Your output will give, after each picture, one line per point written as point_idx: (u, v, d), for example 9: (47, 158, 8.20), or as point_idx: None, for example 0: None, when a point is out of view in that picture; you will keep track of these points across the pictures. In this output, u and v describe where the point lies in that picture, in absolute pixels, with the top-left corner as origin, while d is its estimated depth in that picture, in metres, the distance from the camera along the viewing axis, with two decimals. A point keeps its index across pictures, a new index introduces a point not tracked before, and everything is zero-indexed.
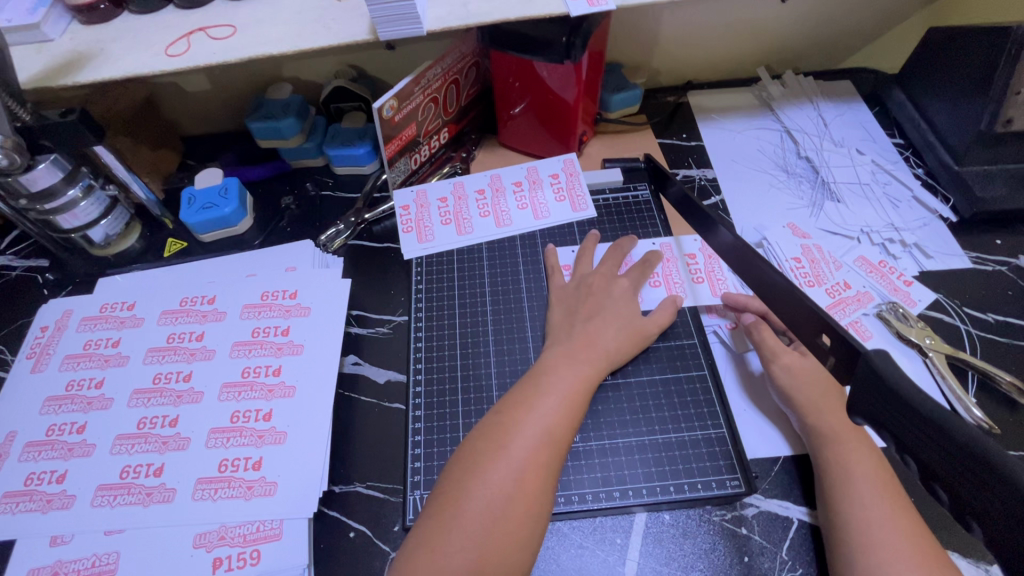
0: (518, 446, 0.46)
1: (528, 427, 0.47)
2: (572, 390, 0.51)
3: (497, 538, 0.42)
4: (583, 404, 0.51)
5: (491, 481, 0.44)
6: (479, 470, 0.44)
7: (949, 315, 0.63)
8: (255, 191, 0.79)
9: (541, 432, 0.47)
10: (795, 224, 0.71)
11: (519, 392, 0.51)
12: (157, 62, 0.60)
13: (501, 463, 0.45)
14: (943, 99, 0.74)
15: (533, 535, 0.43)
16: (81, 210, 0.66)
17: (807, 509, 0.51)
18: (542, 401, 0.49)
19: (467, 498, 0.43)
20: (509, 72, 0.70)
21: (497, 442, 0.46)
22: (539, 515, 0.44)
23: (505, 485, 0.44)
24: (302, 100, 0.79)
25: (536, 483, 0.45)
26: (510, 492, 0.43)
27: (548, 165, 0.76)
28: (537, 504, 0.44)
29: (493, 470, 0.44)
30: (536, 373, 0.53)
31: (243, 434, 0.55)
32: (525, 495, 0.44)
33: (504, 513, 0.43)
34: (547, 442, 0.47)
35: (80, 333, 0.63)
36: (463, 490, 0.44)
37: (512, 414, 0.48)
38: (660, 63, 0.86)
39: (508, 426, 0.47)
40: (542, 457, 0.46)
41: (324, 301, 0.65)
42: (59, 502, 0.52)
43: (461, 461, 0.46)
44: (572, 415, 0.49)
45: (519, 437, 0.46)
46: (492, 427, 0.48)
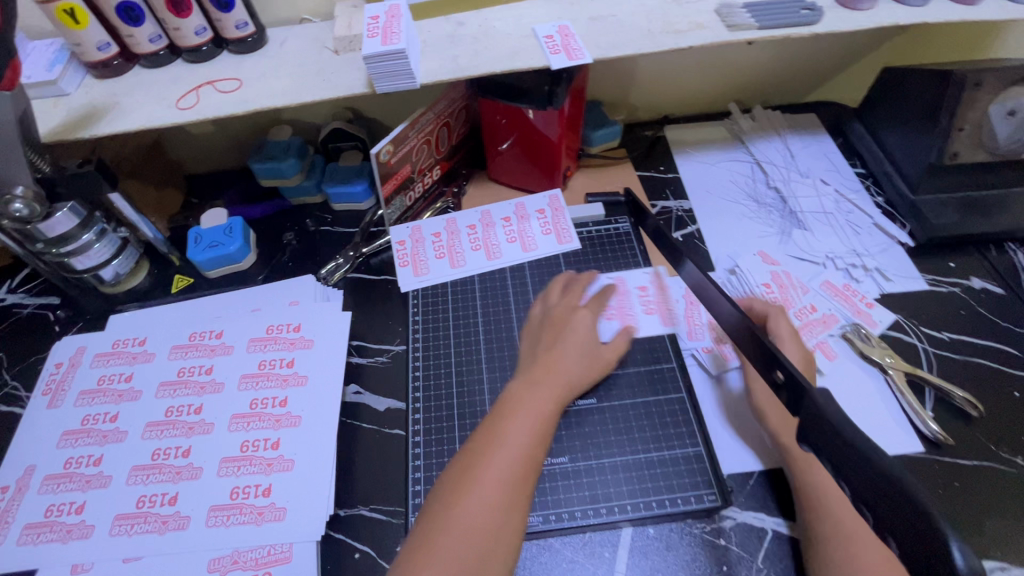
0: (502, 460, 0.49)
1: (502, 451, 0.49)
2: (549, 408, 0.55)
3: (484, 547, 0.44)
4: (549, 426, 0.54)
5: (479, 493, 0.47)
6: (466, 482, 0.47)
7: (908, 335, 0.68)
8: (257, 227, 0.84)
9: (523, 446, 0.50)
10: (765, 251, 0.76)
11: (501, 408, 0.54)
12: (168, 114, 0.64)
13: (487, 476, 0.48)
14: (898, 132, 0.80)
15: (510, 554, 0.45)
16: (94, 252, 0.70)
17: (780, 520, 0.55)
18: (513, 425, 0.52)
19: (457, 510, 0.46)
20: (497, 114, 0.76)
21: (482, 456, 0.49)
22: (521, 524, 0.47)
23: (482, 508, 0.46)
24: (301, 142, 0.84)
25: (519, 494, 0.48)
26: (495, 504, 0.46)
27: (535, 199, 0.81)
28: (521, 514, 0.47)
29: (480, 482, 0.47)
30: (517, 391, 0.56)
31: (253, 462, 0.59)
32: (509, 506, 0.47)
33: (489, 523, 0.46)
34: (528, 455, 0.50)
35: (94, 368, 0.67)
36: (451, 502, 0.46)
37: (486, 438, 0.51)
38: (637, 100, 0.92)
39: (492, 441, 0.50)
40: (523, 469, 0.49)
41: (326, 333, 0.69)
42: (79, 531, 0.55)
43: (448, 475, 0.49)
44: (540, 439, 0.52)
45: (502, 451, 0.49)
46: (477, 442, 0.51)
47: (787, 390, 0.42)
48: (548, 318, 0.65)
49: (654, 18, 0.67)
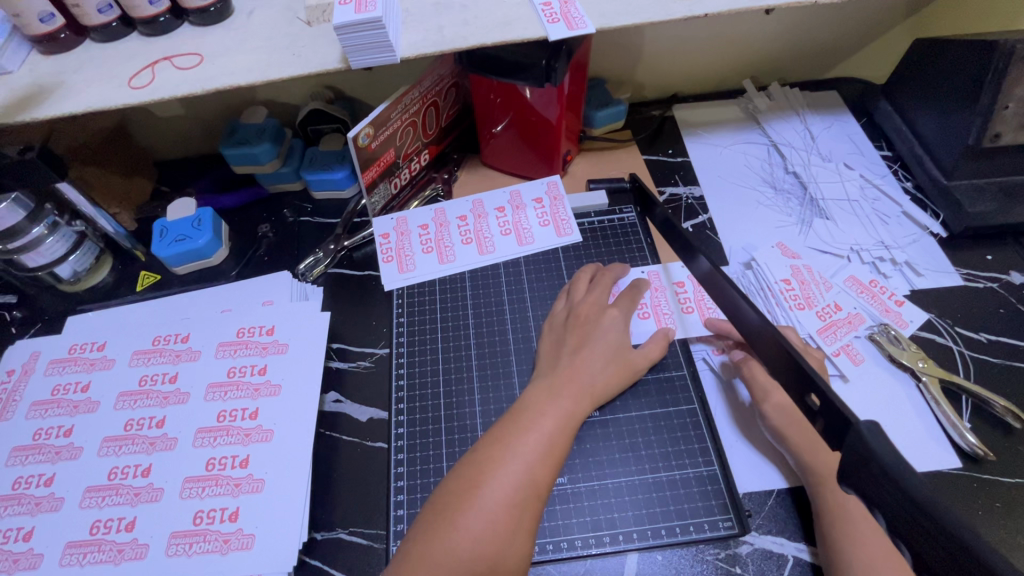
0: (493, 489, 0.44)
1: (506, 468, 0.45)
2: (552, 427, 0.49)
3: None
4: (565, 439, 0.49)
5: (463, 527, 0.42)
6: (450, 514, 0.43)
7: (942, 336, 0.62)
8: (231, 218, 0.77)
9: (518, 473, 0.45)
10: (784, 243, 0.69)
11: (500, 428, 0.49)
12: (119, 94, 0.57)
13: (473, 508, 0.43)
14: (930, 112, 0.73)
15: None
16: (46, 248, 0.64)
17: (803, 546, 0.49)
18: (521, 439, 0.47)
19: (437, 547, 0.41)
20: (489, 92, 0.68)
21: (470, 483, 0.44)
22: (512, 562, 0.42)
23: (477, 531, 0.42)
24: (277, 124, 0.77)
25: (510, 528, 0.43)
26: (481, 540, 0.42)
27: (532, 187, 0.75)
28: (512, 551, 0.42)
29: (465, 515, 0.42)
30: (519, 409, 0.51)
31: (219, 483, 0.53)
32: (497, 541, 0.42)
33: (485, 550, 0.41)
34: (523, 483, 0.45)
35: (48, 377, 0.61)
36: (433, 537, 0.42)
37: (490, 451, 0.46)
38: (643, 77, 0.85)
39: (484, 465, 0.45)
40: (515, 499, 0.44)
41: (303, 336, 0.63)
42: (26, 561, 0.50)
43: (434, 505, 0.44)
44: (552, 455, 0.47)
45: (494, 478, 0.44)
46: (468, 466, 0.46)
47: (825, 418, 0.37)
48: (573, 316, 0.59)
49: None
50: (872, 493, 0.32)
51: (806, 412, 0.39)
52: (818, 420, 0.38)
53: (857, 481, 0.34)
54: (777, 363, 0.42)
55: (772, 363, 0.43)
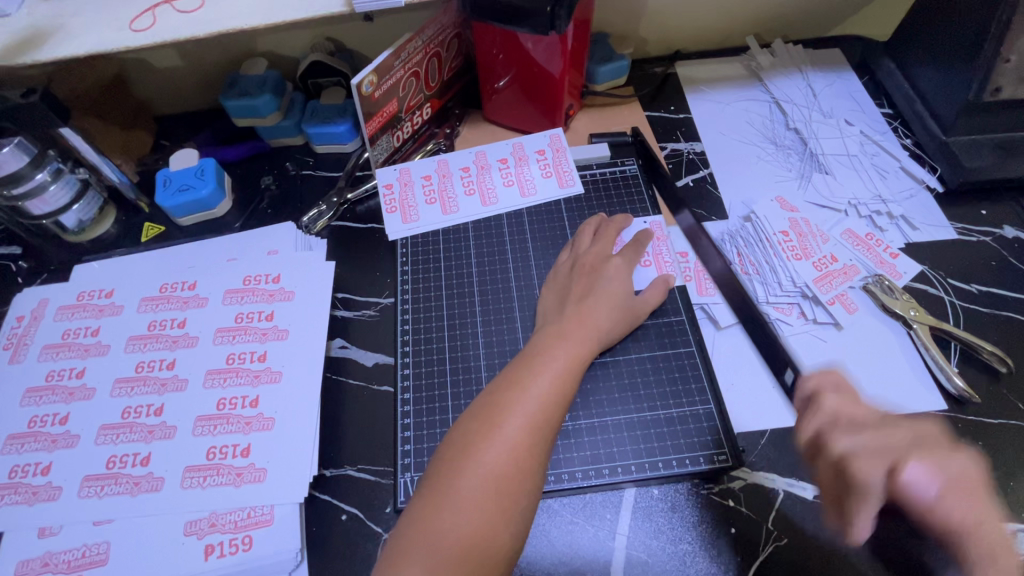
0: (511, 426, 0.45)
1: (522, 408, 0.46)
2: (562, 370, 0.50)
3: (490, 520, 0.42)
4: (576, 380, 0.51)
5: (485, 462, 0.43)
6: (472, 451, 0.44)
7: (934, 287, 0.63)
8: (233, 171, 0.77)
9: (533, 412, 0.47)
10: (783, 197, 0.70)
11: (514, 371, 0.50)
12: (121, 37, 0.57)
13: (493, 444, 0.44)
14: (932, 68, 0.73)
15: (523, 513, 0.43)
16: (50, 196, 0.64)
17: (793, 481, 0.51)
18: (535, 381, 0.49)
19: (460, 481, 0.43)
20: (493, 43, 0.68)
21: (490, 421, 0.46)
22: (528, 494, 0.44)
23: (497, 466, 0.43)
24: (278, 76, 0.76)
25: (527, 463, 0.44)
26: (501, 474, 0.43)
27: (534, 140, 0.75)
28: (529, 485, 0.44)
29: (486, 450, 0.44)
30: (528, 352, 0.52)
31: (230, 421, 0.55)
32: (517, 475, 0.44)
33: (503, 484, 0.43)
34: (538, 420, 0.46)
35: (58, 322, 0.62)
36: (457, 471, 0.43)
37: (506, 392, 0.48)
38: (646, 32, 0.84)
39: (501, 405, 0.47)
40: (533, 437, 0.45)
41: (308, 284, 0.63)
42: (45, 493, 0.51)
43: (454, 442, 0.46)
44: (564, 396, 0.49)
45: (511, 418, 0.46)
46: (485, 406, 0.47)
47: None
48: (575, 265, 0.61)
49: None
50: None
51: None
52: None
53: None
54: None
55: None
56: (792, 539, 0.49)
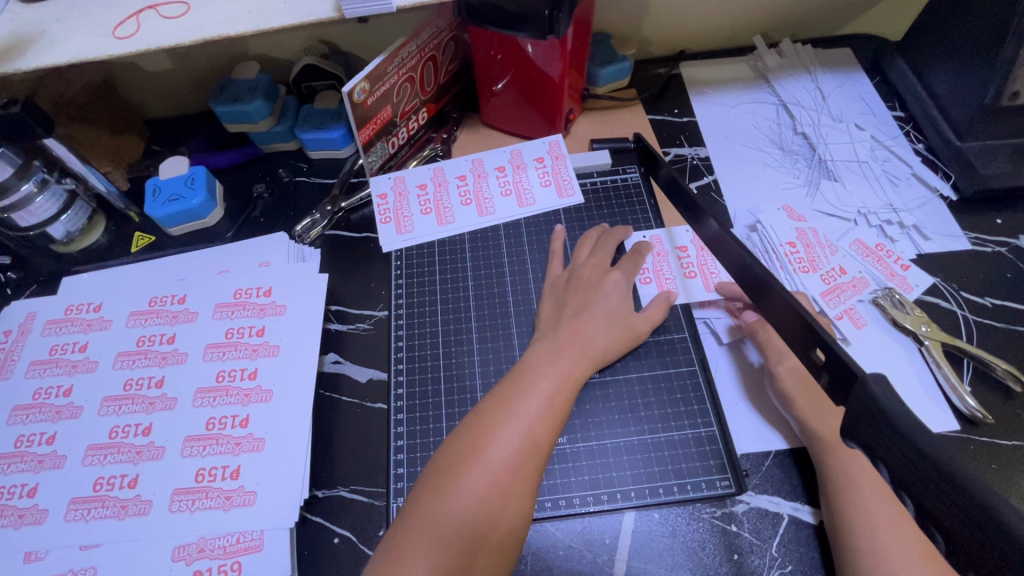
0: (496, 450, 0.44)
1: (508, 431, 0.45)
2: (554, 391, 0.49)
3: (470, 548, 0.40)
4: (568, 402, 0.49)
5: (466, 487, 0.42)
6: (454, 475, 0.43)
7: (946, 300, 0.61)
8: (225, 178, 0.76)
9: (520, 435, 0.45)
10: (790, 205, 0.68)
11: (503, 391, 0.48)
12: (104, 45, 0.55)
13: (476, 469, 0.43)
14: (947, 70, 0.70)
15: (506, 540, 0.42)
16: (37, 208, 0.62)
17: (798, 505, 0.50)
18: (523, 402, 0.47)
19: (440, 507, 0.41)
20: (490, 46, 0.66)
21: (473, 445, 0.44)
22: (512, 521, 0.42)
23: (480, 490, 0.42)
24: (270, 80, 0.74)
25: (513, 489, 0.43)
26: (484, 499, 0.42)
27: (533, 147, 0.73)
28: (513, 511, 0.42)
29: (469, 475, 0.42)
30: (519, 370, 0.50)
31: (220, 442, 0.53)
32: (499, 502, 0.42)
33: (486, 509, 0.41)
34: (526, 443, 0.45)
35: (45, 337, 0.61)
36: (437, 497, 0.42)
37: (491, 413, 0.46)
38: (650, 32, 0.81)
39: (486, 427, 0.45)
40: (519, 461, 0.44)
41: (300, 298, 0.62)
42: (31, 517, 0.50)
43: (437, 464, 0.44)
44: (555, 419, 0.47)
45: (496, 441, 0.44)
46: (470, 428, 0.46)
47: (829, 373, 0.37)
48: (574, 279, 0.59)
49: None
50: (879, 448, 0.32)
51: (811, 368, 0.39)
52: (823, 375, 0.38)
53: (862, 437, 0.34)
54: (785, 325, 0.41)
55: (777, 324, 0.42)
56: (798, 567, 0.47)
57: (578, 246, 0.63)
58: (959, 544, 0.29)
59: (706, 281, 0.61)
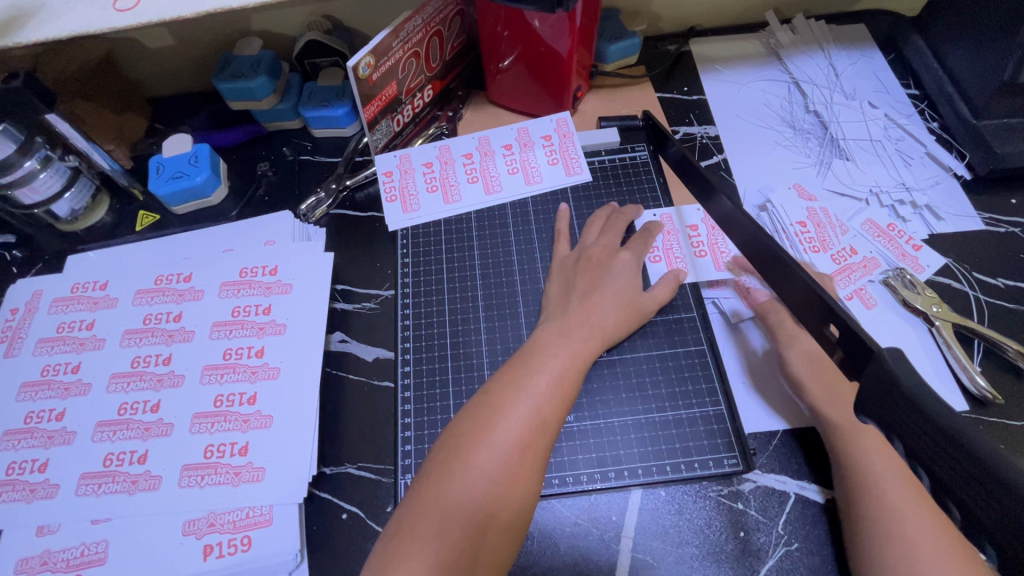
0: (505, 429, 0.44)
1: (517, 409, 0.45)
2: (563, 370, 0.49)
3: (480, 525, 0.40)
4: (577, 381, 0.49)
5: (475, 465, 0.42)
6: (463, 453, 0.43)
7: (958, 281, 0.60)
8: (229, 156, 0.75)
9: (530, 413, 0.45)
10: (801, 185, 0.67)
11: (511, 371, 0.48)
12: (104, 18, 0.54)
13: (485, 447, 0.43)
14: (965, 46, 0.69)
15: (516, 519, 0.42)
16: (40, 184, 0.62)
17: (805, 484, 0.50)
18: (532, 381, 0.47)
19: (449, 484, 0.41)
20: (498, 22, 0.65)
21: (482, 424, 0.44)
22: (522, 499, 0.42)
23: (489, 469, 0.42)
24: (273, 57, 0.73)
25: (522, 467, 0.43)
26: (493, 478, 0.42)
27: (540, 125, 0.71)
28: (522, 489, 0.42)
29: (478, 453, 0.42)
30: (528, 350, 0.50)
31: (228, 419, 0.53)
32: (509, 480, 0.42)
33: (495, 487, 0.42)
34: (535, 422, 0.45)
35: (52, 315, 0.61)
36: (446, 475, 0.42)
37: (501, 393, 0.46)
38: (660, 8, 0.80)
39: (495, 407, 0.45)
40: (527, 440, 0.44)
41: (306, 276, 0.62)
42: (43, 491, 0.51)
43: (447, 442, 0.44)
44: (564, 397, 0.47)
45: (505, 420, 0.44)
46: (479, 407, 0.46)
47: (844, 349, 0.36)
48: (583, 258, 0.58)
49: None
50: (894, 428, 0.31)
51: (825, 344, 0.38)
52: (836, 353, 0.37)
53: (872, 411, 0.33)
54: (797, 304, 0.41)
55: (789, 302, 0.41)
56: (803, 544, 0.47)
57: (586, 227, 0.62)
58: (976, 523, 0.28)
59: (716, 261, 0.61)
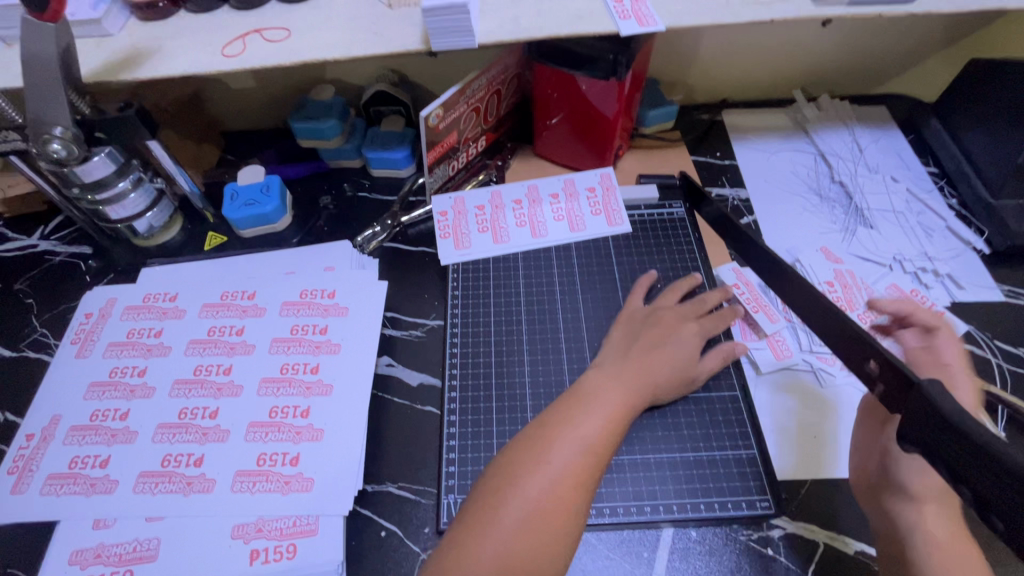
0: (557, 460, 0.46)
1: (568, 443, 0.47)
2: (613, 413, 0.50)
3: (536, 552, 0.42)
4: (623, 425, 0.51)
5: (528, 491, 0.44)
6: (516, 480, 0.45)
7: (980, 347, 0.63)
8: (294, 189, 0.81)
9: (580, 448, 0.47)
10: (827, 248, 0.71)
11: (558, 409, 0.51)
12: (212, 61, 0.61)
13: (538, 475, 0.45)
14: (981, 131, 0.74)
15: (566, 547, 0.43)
16: (130, 201, 0.68)
17: (835, 535, 0.51)
18: (583, 418, 0.49)
19: (503, 509, 0.43)
20: (550, 85, 0.72)
21: (537, 454, 0.46)
22: (571, 528, 0.44)
23: (541, 498, 0.44)
24: (343, 103, 0.81)
25: (571, 498, 0.44)
26: (545, 504, 0.43)
27: (586, 177, 0.77)
28: (572, 519, 0.44)
29: (530, 480, 0.44)
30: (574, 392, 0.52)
31: (281, 429, 0.56)
32: (558, 509, 0.44)
33: (548, 516, 0.43)
34: (585, 458, 0.46)
35: (124, 321, 0.65)
36: (500, 499, 0.44)
37: (555, 427, 0.48)
38: (695, 80, 0.87)
39: (548, 439, 0.47)
40: (579, 473, 0.46)
41: (361, 301, 0.66)
42: (102, 486, 0.54)
43: (501, 470, 0.46)
44: (612, 436, 0.49)
45: (557, 452, 0.46)
46: (533, 439, 0.48)
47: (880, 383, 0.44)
48: (652, 318, 0.61)
49: None
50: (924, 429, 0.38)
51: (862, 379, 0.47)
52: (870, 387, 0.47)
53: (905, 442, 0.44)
54: (826, 328, 0.50)
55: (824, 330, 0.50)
56: None
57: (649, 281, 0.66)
58: (987, 499, 0.33)
59: (750, 320, 0.65)
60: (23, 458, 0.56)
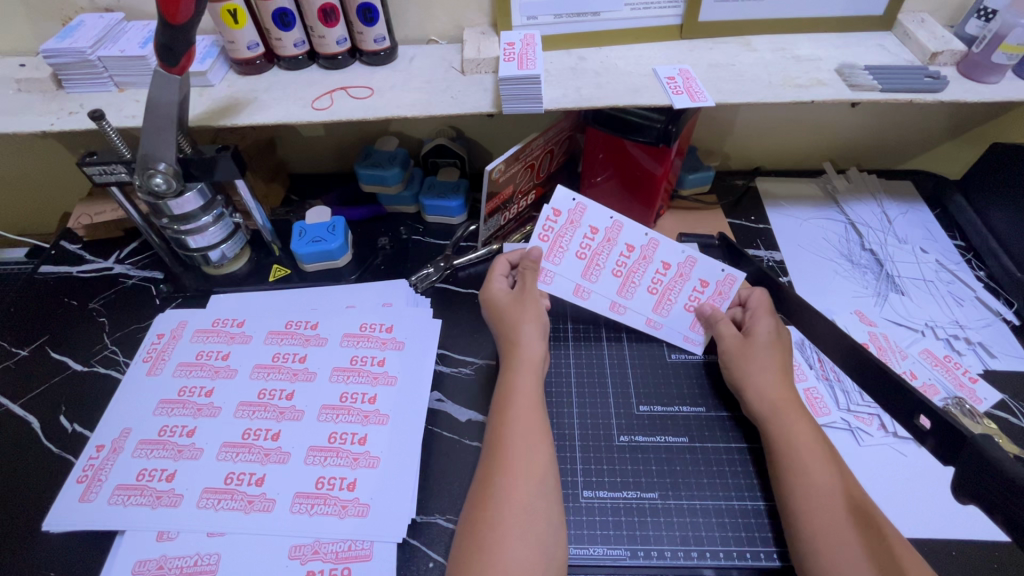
0: (517, 476, 0.51)
1: (522, 458, 0.52)
2: (528, 423, 0.55)
3: (532, 556, 0.47)
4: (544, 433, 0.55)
5: (503, 515, 0.48)
6: (488, 506, 0.49)
7: (1015, 416, 0.64)
8: (354, 230, 0.87)
9: (533, 461, 0.52)
10: (861, 311, 0.75)
11: (515, 420, 0.55)
12: (302, 111, 0.68)
13: (507, 497, 0.50)
14: (1007, 209, 0.78)
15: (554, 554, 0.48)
16: (210, 233, 0.73)
17: None
18: (511, 434, 0.54)
19: (493, 537, 0.47)
20: (599, 148, 0.78)
21: (500, 476, 0.51)
22: (551, 535, 0.49)
23: (514, 517, 0.48)
24: (406, 154, 0.87)
25: (539, 509, 0.50)
26: (519, 520, 0.48)
27: (709, 267, 0.70)
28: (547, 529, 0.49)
29: (503, 505, 0.49)
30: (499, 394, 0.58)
31: (340, 455, 0.59)
32: (533, 523, 0.49)
33: (529, 532, 0.48)
34: (537, 471, 0.52)
35: (193, 343, 0.69)
36: (481, 530, 0.48)
37: (509, 445, 0.53)
38: (731, 149, 0.93)
39: (506, 459, 0.52)
40: (537, 484, 0.51)
41: (417, 337, 0.70)
42: (167, 499, 0.56)
43: (474, 501, 0.51)
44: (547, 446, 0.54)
45: (518, 467, 0.51)
46: (490, 460, 0.53)
47: (935, 437, 0.53)
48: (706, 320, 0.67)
49: (774, 70, 0.68)
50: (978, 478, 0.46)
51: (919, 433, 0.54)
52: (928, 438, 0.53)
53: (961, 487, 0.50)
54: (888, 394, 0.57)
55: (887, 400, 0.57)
56: None
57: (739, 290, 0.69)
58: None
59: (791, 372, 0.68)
60: (93, 467, 0.59)
